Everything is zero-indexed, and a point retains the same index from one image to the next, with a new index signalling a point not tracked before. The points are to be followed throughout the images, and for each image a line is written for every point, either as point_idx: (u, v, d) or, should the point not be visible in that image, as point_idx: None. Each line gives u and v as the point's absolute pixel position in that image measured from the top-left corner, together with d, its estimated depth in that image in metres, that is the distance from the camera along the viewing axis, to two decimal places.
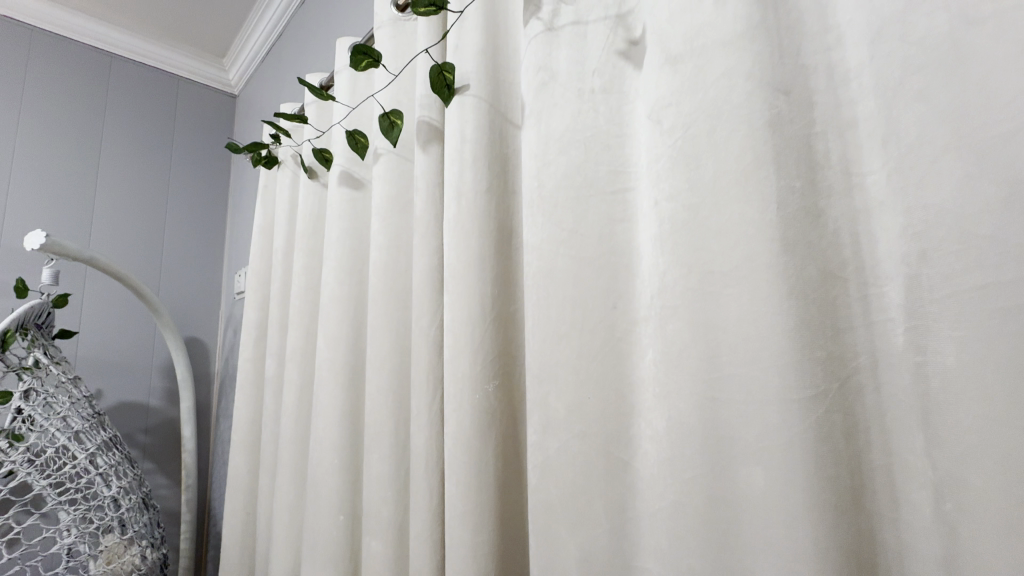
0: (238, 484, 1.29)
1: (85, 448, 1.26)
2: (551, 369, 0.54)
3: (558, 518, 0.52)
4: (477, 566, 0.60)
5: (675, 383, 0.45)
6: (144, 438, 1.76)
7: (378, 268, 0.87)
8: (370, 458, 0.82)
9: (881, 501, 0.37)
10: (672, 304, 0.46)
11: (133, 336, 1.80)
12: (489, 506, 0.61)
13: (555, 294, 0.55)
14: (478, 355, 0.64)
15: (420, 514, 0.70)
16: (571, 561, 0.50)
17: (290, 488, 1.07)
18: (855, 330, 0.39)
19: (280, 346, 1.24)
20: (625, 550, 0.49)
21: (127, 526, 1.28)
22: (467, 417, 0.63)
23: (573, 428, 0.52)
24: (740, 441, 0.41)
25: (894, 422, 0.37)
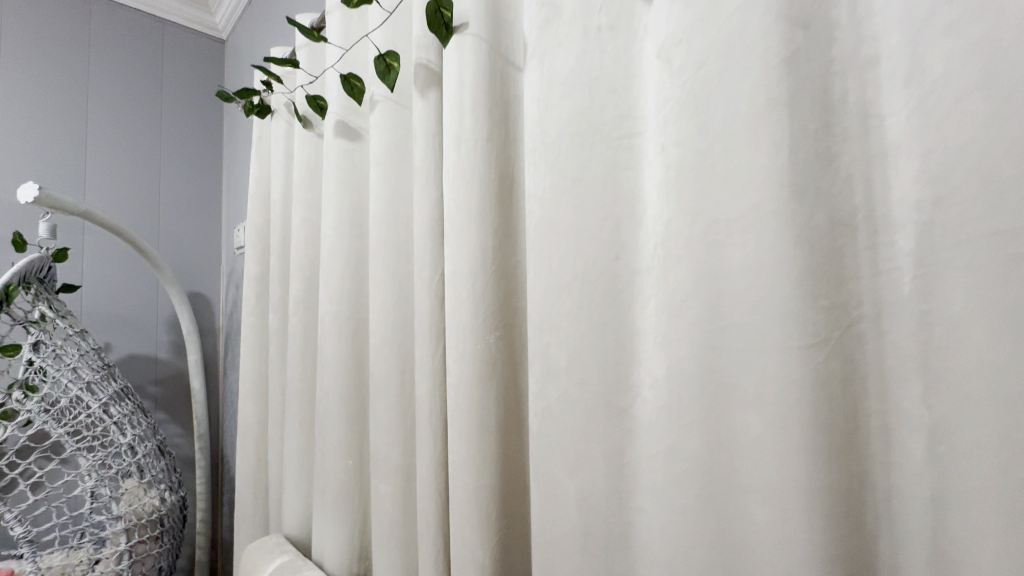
0: (248, 433, 1.33)
1: (97, 399, 1.30)
2: (552, 319, 0.55)
3: (558, 462, 0.53)
4: (480, 507, 0.63)
5: (676, 333, 0.45)
6: (155, 389, 1.81)
7: (378, 220, 0.86)
8: (375, 407, 0.84)
9: (873, 444, 0.38)
10: (676, 253, 0.45)
11: (136, 291, 1.81)
12: (491, 451, 0.63)
13: (556, 245, 0.55)
14: (479, 307, 0.64)
15: (424, 459, 0.73)
16: (570, 502, 0.52)
17: (298, 436, 1.11)
18: (860, 279, 0.39)
19: (282, 300, 1.25)
20: (623, 491, 0.50)
21: (144, 471, 1.34)
22: (468, 366, 0.64)
23: (574, 377, 0.53)
24: (738, 388, 0.41)
25: (894, 370, 0.38)
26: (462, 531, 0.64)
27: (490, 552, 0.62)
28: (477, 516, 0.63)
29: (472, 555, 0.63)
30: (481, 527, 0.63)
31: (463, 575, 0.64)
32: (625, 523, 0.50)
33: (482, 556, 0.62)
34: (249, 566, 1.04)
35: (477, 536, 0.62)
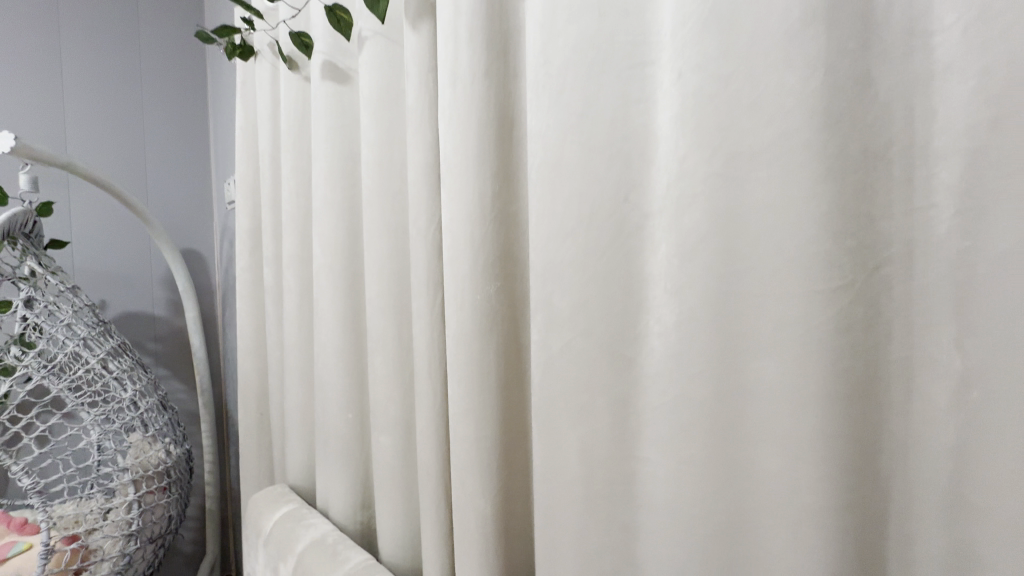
0: (249, 388, 1.33)
1: (96, 354, 1.29)
2: (556, 267, 0.52)
3: (561, 413, 0.52)
4: (480, 457, 0.62)
5: (690, 278, 0.42)
6: (155, 346, 1.81)
7: (372, 167, 0.81)
8: (373, 361, 0.83)
9: (894, 392, 0.36)
10: (692, 192, 0.42)
11: (127, 248, 1.77)
12: (491, 403, 0.62)
13: (562, 187, 0.51)
14: (479, 256, 0.61)
15: (424, 411, 0.72)
16: (572, 452, 0.51)
17: (298, 391, 1.11)
18: (893, 216, 0.35)
19: (276, 255, 1.22)
20: (628, 442, 0.49)
21: (147, 425, 1.36)
22: (467, 318, 0.62)
23: (578, 326, 0.50)
24: (754, 335, 0.39)
25: (922, 314, 0.35)
26: (463, 481, 0.64)
27: (491, 501, 0.62)
28: (478, 466, 0.62)
29: (474, 504, 0.63)
30: (482, 477, 0.62)
31: (466, 522, 0.64)
32: (628, 473, 0.49)
33: (483, 505, 0.62)
34: (255, 514, 1.07)
35: (479, 485, 0.62)
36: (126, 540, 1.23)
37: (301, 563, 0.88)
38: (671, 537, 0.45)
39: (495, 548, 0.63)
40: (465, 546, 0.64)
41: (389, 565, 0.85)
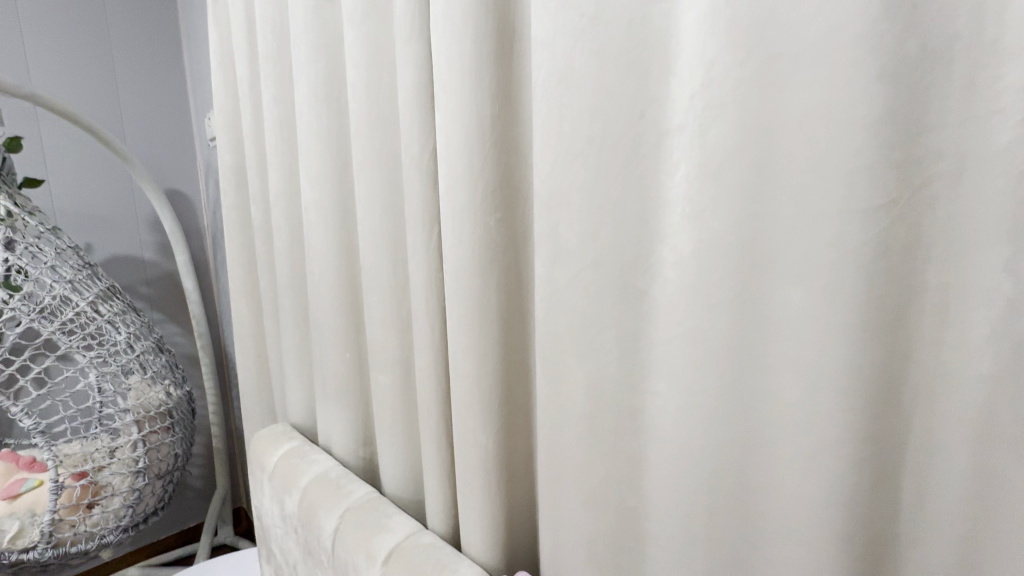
0: (245, 329, 1.32)
1: (85, 297, 1.26)
2: (562, 193, 0.48)
3: (567, 348, 0.50)
4: (482, 395, 0.61)
5: (712, 201, 0.39)
6: (147, 289, 1.78)
7: (360, 92, 0.74)
8: (370, 299, 0.81)
9: (925, 322, 0.33)
10: (720, 102, 0.37)
11: (108, 188, 1.69)
12: (492, 340, 0.60)
13: (570, 103, 0.46)
14: (478, 186, 0.57)
15: (423, 349, 0.71)
16: (578, 387, 0.50)
17: (294, 332, 1.09)
18: (945, 128, 0.31)
19: (263, 192, 1.16)
20: (636, 376, 0.47)
21: (145, 367, 1.35)
22: (466, 252, 0.59)
23: (587, 258, 0.48)
24: (781, 261, 0.36)
25: (967, 238, 0.31)
26: (465, 417, 0.63)
27: (493, 437, 0.62)
28: (479, 402, 0.61)
29: (476, 440, 0.63)
30: (483, 414, 0.61)
31: (467, 456, 0.64)
32: (636, 406, 0.48)
33: (485, 441, 0.62)
34: (258, 451, 1.08)
35: (479, 421, 0.62)
36: (135, 477, 1.26)
37: (306, 496, 0.90)
38: (679, 467, 0.44)
39: (497, 482, 0.63)
40: (467, 479, 0.65)
41: (393, 497, 0.87)
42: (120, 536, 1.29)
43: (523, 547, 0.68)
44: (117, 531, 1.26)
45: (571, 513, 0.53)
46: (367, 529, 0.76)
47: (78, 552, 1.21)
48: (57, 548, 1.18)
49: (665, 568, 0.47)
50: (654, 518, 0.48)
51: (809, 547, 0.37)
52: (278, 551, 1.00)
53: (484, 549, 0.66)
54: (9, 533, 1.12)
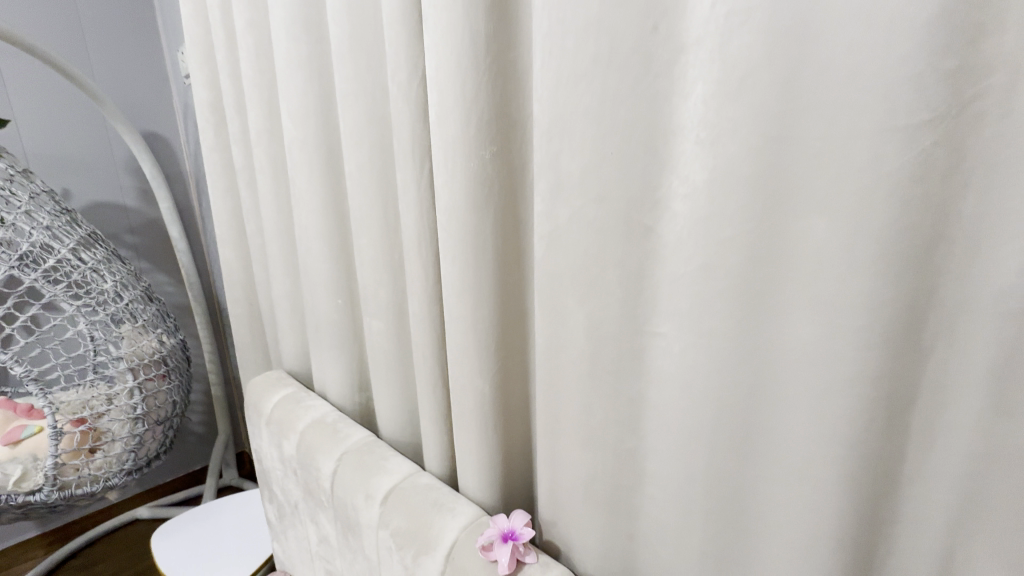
0: (234, 277, 1.29)
1: (66, 245, 1.21)
2: (564, 121, 0.44)
3: (566, 289, 0.48)
4: (478, 339, 0.59)
5: (731, 124, 0.35)
6: (132, 237, 1.72)
7: (339, 13, 0.67)
8: (360, 243, 0.78)
9: (954, 257, 0.30)
10: (746, 7, 0.33)
11: (80, 130, 1.59)
12: (489, 283, 0.57)
13: (574, 16, 0.41)
14: (472, 116, 0.52)
15: (416, 294, 0.68)
16: (578, 328, 0.48)
17: (284, 279, 1.07)
18: (1005, 33, 0.26)
19: (243, 131, 1.09)
20: (638, 317, 0.45)
21: (135, 315, 1.33)
22: (460, 189, 0.55)
23: (590, 192, 0.44)
24: (805, 189, 0.33)
25: (1012, 161, 0.27)
26: (460, 361, 0.62)
27: (490, 381, 0.61)
28: (474, 347, 0.60)
29: (472, 384, 0.62)
30: (479, 358, 0.60)
31: (463, 400, 0.64)
32: (638, 348, 0.46)
33: (481, 385, 0.61)
34: (254, 397, 1.08)
35: (475, 365, 0.61)
36: (134, 423, 1.27)
37: (303, 440, 0.91)
38: (681, 408, 0.43)
39: (494, 425, 0.63)
40: (464, 423, 0.65)
41: (390, 441, 0.88)
42: (125, 479, 1.31)
43: (521, 488, 0.68)
44: (121, 474, 1.29)
45: (569, 453, 0.53)
46: (364, 471, 0.77)
47: (85, 494, 1.24)
48: (63, 490, 1.20)
49: (663, 504, 0.48)
50: (653, 458, 0.48)
51: (810, 486, 0.37)
52: (279, 492, 1.02)
53: (481, 489, 0.67)
54: (13, 476, 1.14)
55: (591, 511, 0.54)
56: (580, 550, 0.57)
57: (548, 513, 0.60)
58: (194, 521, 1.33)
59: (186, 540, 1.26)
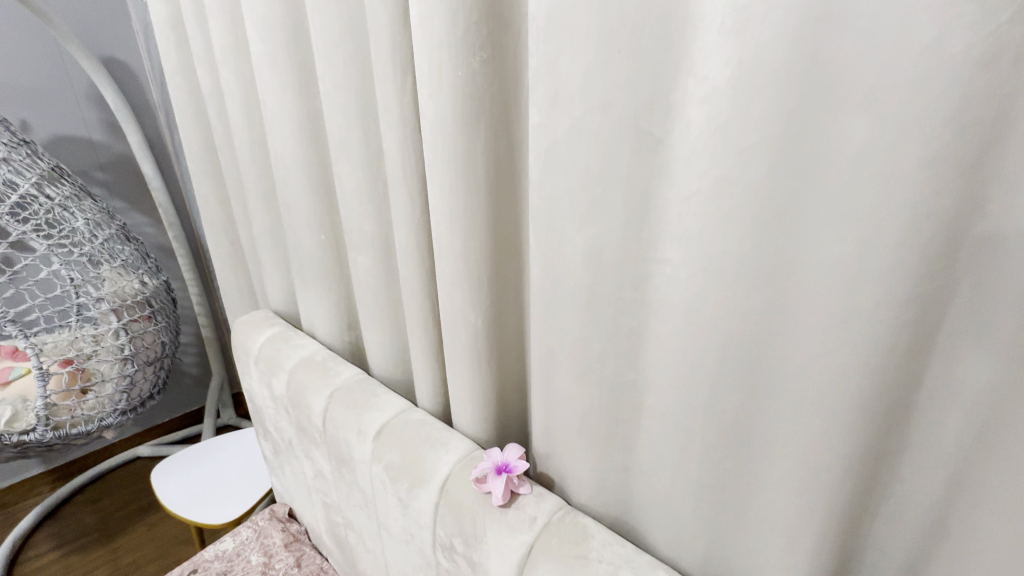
0: (213, 214, 1.23)
1: (28, 179, 1.13)
2: (565, 14, 0.38)
3: (564, 213, 0.44)
4: (469, 271, 0.56)
5: (764, 5, 0.30)
6: (103, 175, 1.63)
7: None
8: (340, 171, 0.72)
9: (1012, 164, 0.26)
10: None
11: (30, 52, 1.43)
12: (480, 209, 0.53)
13: None
14: (459, 14, 0.45)
15: (402, 225, 0.64)
16: (577, 255, 0.45)
17: (264, 214, 1.01)
18: None
19: (207, 49, 0.99)
20: (643, 242, 0.42)
21: (113, 254, 1.27)
22: (447, 103, 0.49)
23: (592, 100, 0.39)
24: (846, 83, 0.28)
25: None
26: (450, 294, 0.59)
27: (482, 315, 0.58)
28: (465, 278, 0.56)
29: (463, 317, 0.59)
30: (470, 291, 0.57)
31: (455, 335, 0.61)
32: (641, 275, 0.43)
33: (473, 319, 0.58)
34: (241, 337, 1.06)
35: (465, 298, 0.57)
36: (124, 363, 1.25)
37: (293, 378, 0.89)
38: (685, 338, 0.41)
39: (487, 359, 0.61)
40: (456, 358, 0.63)
41: (381, 378, 0.86)
42: (120, 419, 1.31)
43: (514, 422, 0.67)
44: (115, 414, 1.28)
45: (564, 385, 0.52)
46: (356, 406, 0.76)
47: (81, 434, 1.23)
48: (58, 431, 1.18)
49: (661, 436, 0.47)
50: (653, 390, 0.46)
51: (819, 417, 0.35)
52: (273, 429, 1.02)
53: (474, 423, 0.66)
54: (4, 417, 1.12)
55: (586, 443, 0.53)
56: (573, 480, 0.57)
57: (542, 445, 0.59)
58: (192, 456, 1.35)
59: (186, 475, 1.29)
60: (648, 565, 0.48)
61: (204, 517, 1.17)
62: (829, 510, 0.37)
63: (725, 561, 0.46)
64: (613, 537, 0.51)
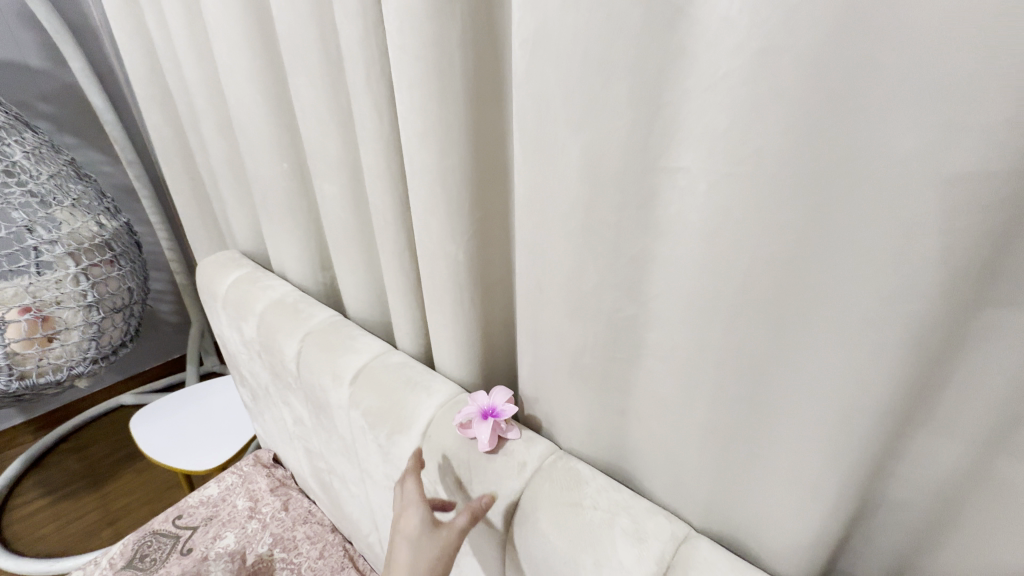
0: (167, 146, 1.10)
1: None
2: None
3: (558, 116, 0.37)
4: (446, 195, 0.48)
5: None
6: (47, 106, 1.46)
7: None
8: (296, 83, 0.62)
9: None
10: None
11: None
12: (457, 120, 0.44)
13: None
14: None
15: (370, 145, 0.55)
16: (573, 170, 0.38)
17: (221, 143, 0.90)
18: None
19: None
20: (653, 149, 0.34)
21: (63, 192, 1.15)
22: None
23: None
24: None
25: None
26: (427, 223, 0.51)
27: (463, 246, 0.51)
28: (442, 205, 0.49)
29: (442, 250, 0.52)
30: (449, 220, 0.50)
31: (433, 270, 0.55)
32: (649, 191, 0.36)
33: (453, 251, 0.51)
34: (207, 279, 0.98)
35: (443, 228, 0.50)
36: (88, 311, 1.16)
37: (263, 322, 0.83)
38: (699, 263, 0.35)
39: (470, 297, 0.54)
40: (436, 296, 0.56)
41: (359, 320, 0.81)
42: (92, 367, 1.25)
43: (500, 364, 0.63)
44: (86, 363, 1.21)
45: (556, 322, 0.46)
46: (331, 349, 0.70)
47: (50, 383, 1.17)
48: (24, 380, 1.12)
49: (665, 376, 0.42)
50: (657, 326, 0.40)
51: (860, 354, 0.30)
52: (248, 376, 0.97)
53: (457, 367, 0.61)
54: None
55: (579, 384, 0.48)
56: (564, 424, 0.53)
57: (530, 389, 0.54)
58: (171, 404, 1.31)
59: (165, 423, 1.25)
60: (647, 511, 0.45)
61: (186, 463, 1.14)
62: (855, 456, 0.33)
63: (729, 508, 0.43)
64: (608, 482, 0.48)
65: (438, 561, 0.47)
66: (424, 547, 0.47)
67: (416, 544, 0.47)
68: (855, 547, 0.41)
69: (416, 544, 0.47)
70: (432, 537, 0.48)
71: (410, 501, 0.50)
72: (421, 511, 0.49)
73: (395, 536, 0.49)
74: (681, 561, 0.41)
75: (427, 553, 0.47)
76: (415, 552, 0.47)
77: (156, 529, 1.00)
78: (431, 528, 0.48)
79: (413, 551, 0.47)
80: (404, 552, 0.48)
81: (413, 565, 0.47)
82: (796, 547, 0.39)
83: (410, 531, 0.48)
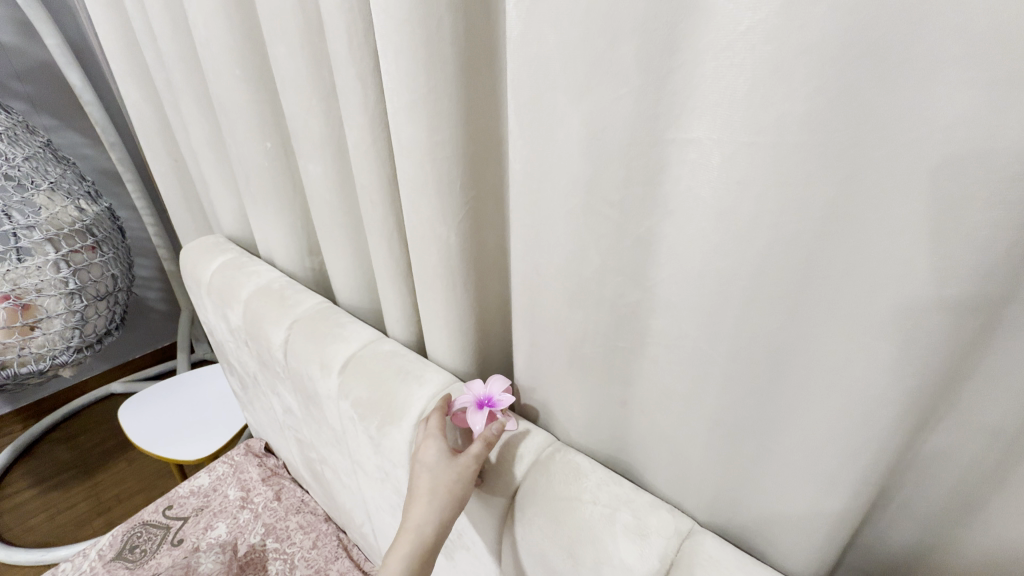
0: (148, 126, 1.06)
1: None
2: None
3: (558, 87, 0.33)
4: (436, 175, 0.45)
5: None
6: (22, 85, 1.39)
7: None
8: (276, 55, 0.57)
9: None
10: None
11: None
12: (446, 92, 0.41)
13: None
14: None
15: (355, 121, 0.52)
16: (573, 146, 0.35)
17: (202, 121, 0.86)
18: None
19: None
20: (662, 120, 0.31)
21: (41, 175, 1.10)
22: None
23: None
24: None
25: None
26: (416, 205, 0.48)
27: (455, 229, 0.48)
28: (432, 185, 0.46)
29: (433, 233, 0.49)
30: (440, 201, 0.47)
31: (424, 255, 0.52)
32: (656, 167, 0.33)
33: (444, 235, 0.49)
34: (191, 265, 0.95)
35: (434, 210, 0.47)
36: (70, 299, 1.12)
37: (249, 308, 0.80)
38: (709, 243, 0.32)
39: (463, 283, 0.52)
40: (428, 282, 0.54)
41: (348, 307, 0.78)
42: (76, 357, 1.21)
43: (495, 352, 0.60)
44: (69, 352, 1.18)
45: (554, 309, 0.44)
46: (319, 337, 0.68)
47: (33, 372, 1.13)
48: (6, 369, 1.09)
49: (670, 364, 0.39)
50: (663, 312, 0.38)
51: (888, 341, 0.27)
52: (236, 364, 0.94)
53: (451, 355, 0.59)
54: None
55: (579, 374, 0.46)
56: (562, 414, 0.51)
57: (527, 378, 0.52)
58: (160, 393, 1.28)
59: (155, 412, 1.22)
60: (649, 506, 0.43)
61: (176, 453, 1.11)
62: (875, 452, 0.31)
63: (735, 500, 0.41)
64: (608, 475, 0.46)
65: (456, 485, 0.45)
66: (442, 472, 0.45)
67: (434, 470, 0.46)
68: (865, 541, 0.39)
69: (434, 470, 0.46)
70: (450, 462, 0.46)
71: (430, 433, 0.48)
72: (438, 441, 0.47)
73: (413, 466, 0.48)
74: (685, 557, 0.39)
75: (445, 477, 0.45)
76: (433, 477, 0.46)
77: (145, 520, 0.98)
78: (449, 455, 0.47)
79: (431, 476, 0.46)
80: (423, 478, 0.46)
81: (432, 488, 0.45)
82: (805, 543, 0.37)
83: (427, 457, 0.47)
